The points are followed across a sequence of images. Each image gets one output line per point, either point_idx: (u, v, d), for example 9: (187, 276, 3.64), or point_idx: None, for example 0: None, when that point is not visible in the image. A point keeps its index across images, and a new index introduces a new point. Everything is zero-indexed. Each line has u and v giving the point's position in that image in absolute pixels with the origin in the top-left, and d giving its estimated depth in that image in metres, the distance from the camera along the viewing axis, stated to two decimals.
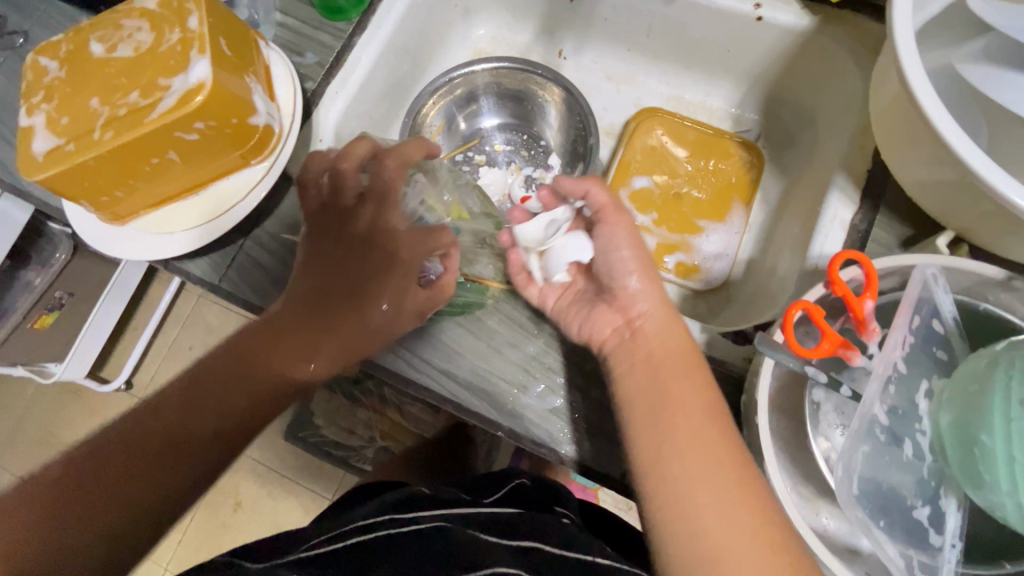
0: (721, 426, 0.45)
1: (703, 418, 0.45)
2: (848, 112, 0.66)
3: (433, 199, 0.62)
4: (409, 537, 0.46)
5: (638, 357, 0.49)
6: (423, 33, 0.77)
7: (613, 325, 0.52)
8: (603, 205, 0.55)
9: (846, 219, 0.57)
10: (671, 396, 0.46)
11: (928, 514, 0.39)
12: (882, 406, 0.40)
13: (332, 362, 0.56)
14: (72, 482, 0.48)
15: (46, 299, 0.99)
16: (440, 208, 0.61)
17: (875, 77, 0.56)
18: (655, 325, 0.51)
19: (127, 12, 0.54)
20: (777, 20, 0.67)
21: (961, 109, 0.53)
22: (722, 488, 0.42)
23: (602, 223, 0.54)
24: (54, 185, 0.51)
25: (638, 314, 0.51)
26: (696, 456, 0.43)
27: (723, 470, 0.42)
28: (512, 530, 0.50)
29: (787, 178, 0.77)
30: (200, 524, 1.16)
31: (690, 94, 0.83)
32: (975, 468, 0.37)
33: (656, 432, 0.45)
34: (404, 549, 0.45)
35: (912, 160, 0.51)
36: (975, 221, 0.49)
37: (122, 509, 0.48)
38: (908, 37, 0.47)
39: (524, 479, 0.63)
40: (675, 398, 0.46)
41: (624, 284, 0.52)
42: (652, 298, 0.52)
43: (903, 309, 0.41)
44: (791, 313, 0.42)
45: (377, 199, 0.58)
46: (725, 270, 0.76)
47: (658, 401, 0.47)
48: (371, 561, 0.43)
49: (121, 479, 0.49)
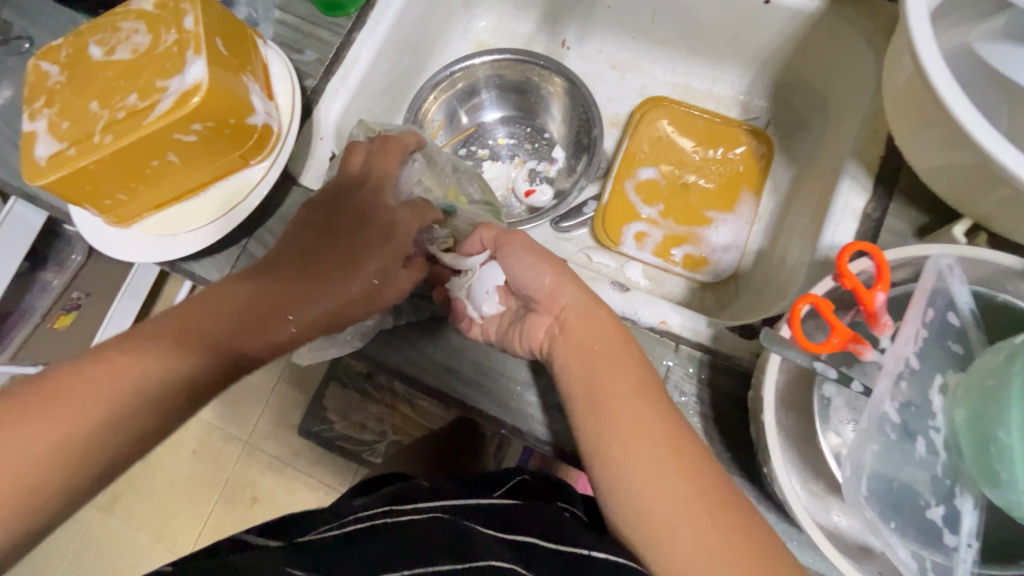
0: (665, 413, 0.45)
1: (640, 400, 0.45)
2: (860, 97, 0.64)
3: (433, 181, 0.63)
4: (397, 527, 0.47)
5: (569, 350, 0.49)
6: (424, 26, 0.76)
7: (545, 326, 0.51)
8: (494, 233, 0.55)
9: (858, 208, 0.55)
10: (612, 381, 0.46)
11: (942, 514, 0.38)
12: (893, 403, 0.39)
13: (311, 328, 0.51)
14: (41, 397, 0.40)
15: (63, 299, 1.01)
16: (437, 188, 0.63)
17: (889, 59, 0.54)
18: (593, 324, 0.49)
19: (124, 14, 0.54)
20: (786, 3, 0.65)
21: (981, 90, 0.51)
22: (672, 467, 0.42)
23: (502, 246, 0.54)
24: (57, 190, 0.52)
25: (563, 308, 0.50)
26: (641, 437, 0.43)
27: (667, 459, 0.42)
28: (508, 521, 0.50)
29: (798, 166, 0.75)
30: (219, 517, 1.18)
31: (697, 82, 0.81)
32: (991, 466, 0.36)
33: (605, 426, 0.44)
34: (388, 539, 0.46)
35: (927, 146, 0.49)
36: (994, 207, 0.47)
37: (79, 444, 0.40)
38: (922, 18, 0.45)
39: (527, 475, 0.63)
40: (617, 387, 0.46)
41: (540, 286, 0.51)
42: (593, 304, 0.50)
43: (917, 302, 0.39)
44: (798, 307, 0.41)
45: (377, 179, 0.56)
46: (734, 261, 0.74)
47: (598, 390, 0.46)
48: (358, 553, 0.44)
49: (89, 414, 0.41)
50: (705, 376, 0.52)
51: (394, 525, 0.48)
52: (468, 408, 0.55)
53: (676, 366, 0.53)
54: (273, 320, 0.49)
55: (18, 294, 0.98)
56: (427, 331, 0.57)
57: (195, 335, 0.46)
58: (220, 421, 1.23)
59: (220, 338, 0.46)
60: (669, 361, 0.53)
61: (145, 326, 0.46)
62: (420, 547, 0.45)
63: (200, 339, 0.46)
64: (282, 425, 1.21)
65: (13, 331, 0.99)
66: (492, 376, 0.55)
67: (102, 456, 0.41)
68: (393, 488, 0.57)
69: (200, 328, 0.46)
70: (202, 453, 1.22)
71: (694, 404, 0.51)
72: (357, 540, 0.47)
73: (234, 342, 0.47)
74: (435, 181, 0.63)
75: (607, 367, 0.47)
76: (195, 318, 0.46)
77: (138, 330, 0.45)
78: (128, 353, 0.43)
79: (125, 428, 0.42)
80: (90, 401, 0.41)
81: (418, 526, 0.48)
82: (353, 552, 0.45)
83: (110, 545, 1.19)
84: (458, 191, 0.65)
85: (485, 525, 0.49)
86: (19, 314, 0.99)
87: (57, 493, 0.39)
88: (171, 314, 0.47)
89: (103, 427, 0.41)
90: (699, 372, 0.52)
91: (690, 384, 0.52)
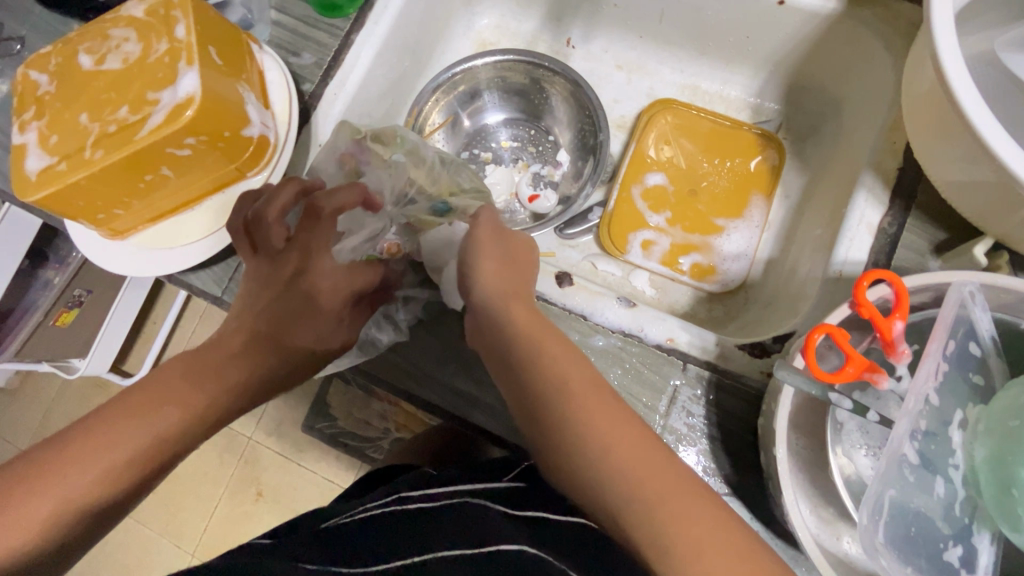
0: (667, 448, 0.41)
1: (613, 424, 0.40)
2: (877, 103, 0.61)
3: (424, 179, 0.61)
4: (417, 514, 0.47)
5: None
6: (425, 25, 0.74)
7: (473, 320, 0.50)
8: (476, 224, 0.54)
9: (873, 222, 0.53)
10: (583, 407, 0.41)
11: (961, 555, 0.37)
12: (911, 445, 0.37)
13: (252, 391, 0.49)
14: (36, 469, 0.40)
15: (65, 296, 1.00)
16: (430, 188, 0.61)
17: (912, 65, 0.51)
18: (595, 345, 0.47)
19: (114, 21, 0.52)
20: (801, 4, 0.62)
21: (1003, 102, 0.49)
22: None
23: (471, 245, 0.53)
24: (49, 205, 0.50)
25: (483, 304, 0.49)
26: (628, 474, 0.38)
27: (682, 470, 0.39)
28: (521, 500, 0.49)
29: (810, 171, 0.73)
30: (225, 512, 1.18)
31: (707, 83, 0.78)
32: (1012, 508, 0.36)
33: (592, 453, 0.39)
34: (412, 523, 0.46)
35: (948, 161, 0.47)
36: (1016, 226, 0.45)
37: (63, 506, 0.40)
38: (947, 27, 0.43)
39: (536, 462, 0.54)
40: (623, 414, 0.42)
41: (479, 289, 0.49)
42: None
43: (938, 334, 0.37)
44: (813, 337, 0.40)
45: (303, 247, 0.52)
46: (743, 271, 0.73)
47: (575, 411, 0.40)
48: (378, 538, 0.45)
49: (78, 476, 0.40)
50: (713, 398, 0.51)
51: (407, 513, 0.47)
52: (467, 423, 0.55)
53: (683, 387, 0.51)
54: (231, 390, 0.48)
55: (20, 291, 0.97)
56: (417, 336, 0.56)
57: (169, 406, 0.44)
58: None
59: (187, 399, 0.45)
60: (677, 381, 0.52)
61: (118, 401, 0.44)
62: (435, 532, 0.44)
63: (172, 405, 0.44)
64: (285, 423, 1.21)
65: (15, 331, 0.98)
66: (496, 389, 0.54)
67: (88, 522, 0.41)
68: (401, 479, 0.56)
69: (167, 393, 0.45)
70: (207, 450, 1.21)
71: (701, 427, 0.50)
72: (372, 530, 0.46)
73: (204, 405, 0.46)
74: (427, 180, 0.61)
75: (574, 390, 0.41)
76: (166, 386, 0.45)
77: (126, 392, 0.45)
78: (108, 425, 0.42)
79: (114, 490, 0.42)
80: (79, 474, 0.40)
81: (431, 513, 0.47)
82: (367, 544, 0.44)
83: (118, 542, 1.19)
84: (450, 187, 0.63)
85: (496, 506, 0.48)
86: (22, 312, 0.98)
87: (41, 552, 0.39)
88: (139, 388, 0.45)
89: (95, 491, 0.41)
90: (707, 393, 0.51)
91: (698, 406, 0.51)
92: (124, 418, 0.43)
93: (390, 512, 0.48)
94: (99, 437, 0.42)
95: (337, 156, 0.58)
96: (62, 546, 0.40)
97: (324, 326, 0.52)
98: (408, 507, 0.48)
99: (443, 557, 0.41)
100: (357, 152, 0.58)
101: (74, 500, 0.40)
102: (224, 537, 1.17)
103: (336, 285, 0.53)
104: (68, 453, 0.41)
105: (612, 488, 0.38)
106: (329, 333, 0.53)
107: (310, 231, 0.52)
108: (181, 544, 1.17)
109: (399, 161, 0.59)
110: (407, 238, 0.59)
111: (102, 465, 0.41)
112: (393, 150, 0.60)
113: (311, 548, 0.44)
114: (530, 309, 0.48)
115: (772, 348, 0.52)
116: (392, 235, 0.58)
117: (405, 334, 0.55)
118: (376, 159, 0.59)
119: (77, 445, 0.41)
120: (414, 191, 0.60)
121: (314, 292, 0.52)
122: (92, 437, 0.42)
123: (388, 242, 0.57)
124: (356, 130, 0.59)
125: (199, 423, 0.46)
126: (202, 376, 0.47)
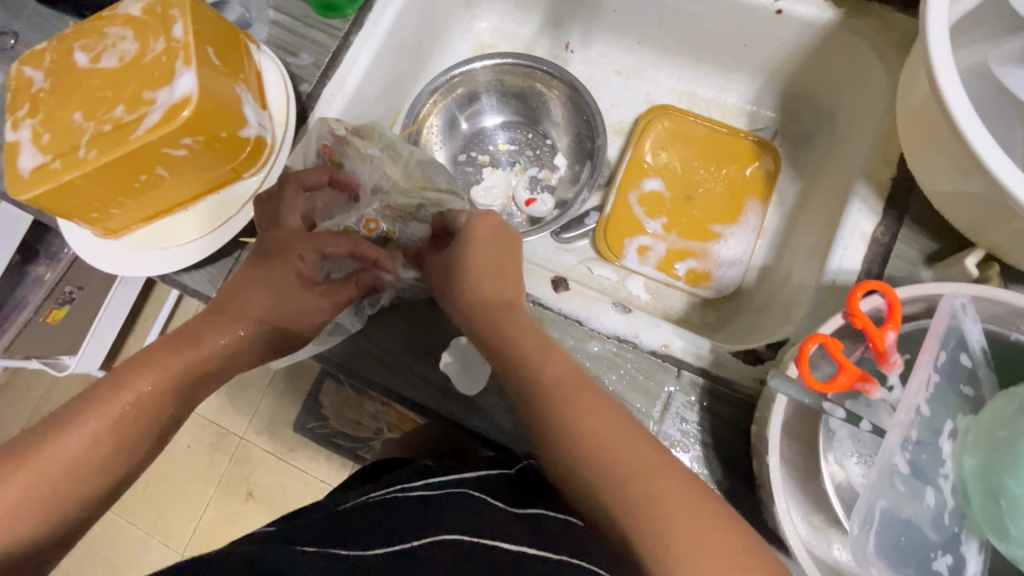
0: None
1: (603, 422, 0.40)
2: (871, 113, 0.62)
3: (399, 175, 0.60)
4: (411, 504, 0.46)
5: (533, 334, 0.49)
6: (423, 27, 0.74)
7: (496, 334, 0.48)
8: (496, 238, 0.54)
9: (867, 231, 0.53)
10: (591, 411, 0.40)
11: (949, 563, 0.38)
12: (902, 455, 0.37)
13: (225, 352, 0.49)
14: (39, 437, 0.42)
15: (57, 293, 0.99)
16: (403, 179, 0.61)
17: (907, 76, 0.52)
18: None
19: (110, 19, 0.52)
20: (797, 13, 0.63)
21: (993, 116, 0.49)
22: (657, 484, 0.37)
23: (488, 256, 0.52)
24: (41, 204, 0.50)
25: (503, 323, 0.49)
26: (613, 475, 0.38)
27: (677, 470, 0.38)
28: (525, 491, 0.47)
29: (804, 177, 0.74)
30: (215, 511, 1.17)
31: (704, 90, 0.79)
32: (999, 519, 0.36)
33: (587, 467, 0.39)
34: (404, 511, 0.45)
35: (940, 173, 0.48)
36: (1007, 239, 0.45)
37: (67, 472, 0.41)
38: (942, 39, 0.43)
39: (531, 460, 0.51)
40: (614, 414, 0.40)
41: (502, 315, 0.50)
42: None
43: (930, 346, 0.38)
44: (807, 346, 0.40)
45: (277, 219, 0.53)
46: (737, 278, 0.73)
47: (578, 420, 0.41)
48: (375, 523, 0.43)
49: (78, 441, 0.42)
50: (707, 404, 0.51)
51: (404, 502, 0.46)
52: (463, 426, 0.55)
53: (677, 393, 0.52)
54: (200, 350, 0.48)
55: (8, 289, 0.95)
56: (404, 332, 0.57)
57: (146, 369, 0.45)
58: (216, 418, 1.21)
59: (162, 367, 0.46)
60: (671, 387, 0.52)
61: (102, 379, 0.45)
62: (435, 517, 0.43)
63: (151, 371, 0.45)
64: (276, 423, 1.20)
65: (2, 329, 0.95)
66: (490, 392, 0.54)
67: (97, 486, 0.42)
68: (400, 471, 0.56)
69: (144, 363, 0.46)
70: (197, 448, 1.20)
71: (695, 433, 0.51)
72: (367, 514, 0.45)
73: (178, 369, 0.46)
74: (402, 175, 0.61)
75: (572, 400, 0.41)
76: (149, 356, 0.46)
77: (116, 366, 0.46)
78: (99, 396, 0.44)
79: (116, 456, 0.43)
80: (64, 445, 0.41)
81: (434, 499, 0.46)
82: (363, 529, 0.43)
83: (105, 540, 1.18)
84: (424, 181, 0.61)
85: (495, 497, 0.46)
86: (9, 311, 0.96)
87: (37, 533, 0.40)
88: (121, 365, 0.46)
89: (99, 456, 0.42)
90: (701, 400, 0.51)
91: (692, 413, 0.51)
92: (110, 388, 0.44)
93: (386, 500, 0.47)
94: (90, 407, 0.43)
95: (317, 147, 0.57)
96: (73, 514, 0.41)
97: (289, 290, 0.52)
98: (404, 494, 0.47)
99: (439, 541, 0.40)
100: (335, 144, 0.57)
101: (59, 473, 0.41)
102: (212, 537, 1.16)
103: (293, 242, 0.52)
104: (65, 425, 0.42)
105: (634, 508, 0.36)
106: (299, 298, 0.52)
107: (275, 200, 0.53)
108: (169, 543, 1.16)
109: (375, 155, 0.59)
110: (393, 221, 0.60)
111: (95, 432, 0.42)
112: (372, 145, 0.59)
113: (307, 534, 0.43)
114: (538, 334, 0.47)
115: (766, 355, 0.52)
116: (373, 211, 0.58)
117: (362, 321, 0.56)
118: (355, 154, 0.58)
119: (75, 413, 0.43)
120: (388, 183, 0.60)
121: (276, 254, 0.52)
122: (79, 411, 0.43)
123: (369, 217, 0.58)
124: (336, 122, 0.57)
125: (186, 387, 0.47)
126: (181, 342, 0.48)
